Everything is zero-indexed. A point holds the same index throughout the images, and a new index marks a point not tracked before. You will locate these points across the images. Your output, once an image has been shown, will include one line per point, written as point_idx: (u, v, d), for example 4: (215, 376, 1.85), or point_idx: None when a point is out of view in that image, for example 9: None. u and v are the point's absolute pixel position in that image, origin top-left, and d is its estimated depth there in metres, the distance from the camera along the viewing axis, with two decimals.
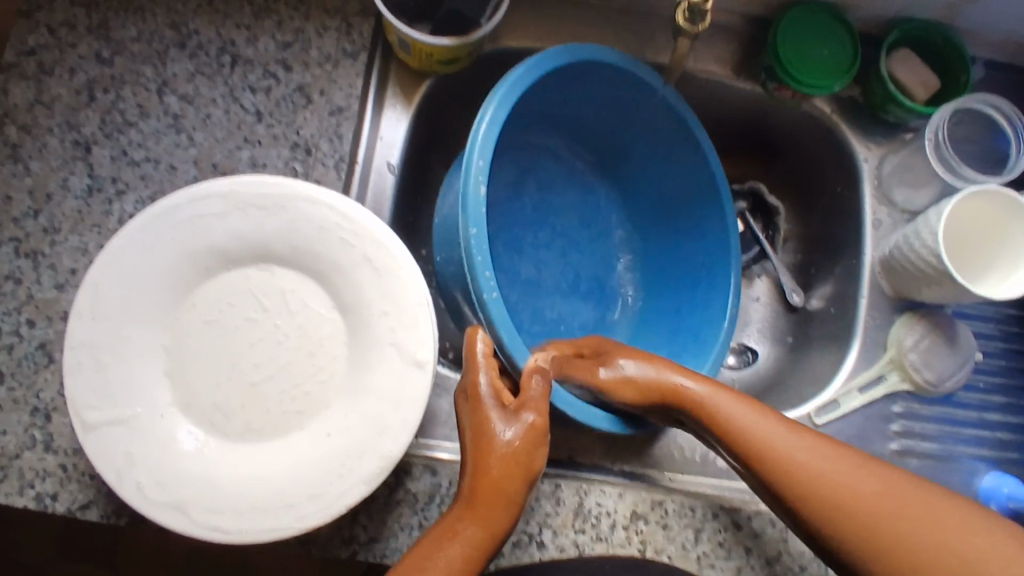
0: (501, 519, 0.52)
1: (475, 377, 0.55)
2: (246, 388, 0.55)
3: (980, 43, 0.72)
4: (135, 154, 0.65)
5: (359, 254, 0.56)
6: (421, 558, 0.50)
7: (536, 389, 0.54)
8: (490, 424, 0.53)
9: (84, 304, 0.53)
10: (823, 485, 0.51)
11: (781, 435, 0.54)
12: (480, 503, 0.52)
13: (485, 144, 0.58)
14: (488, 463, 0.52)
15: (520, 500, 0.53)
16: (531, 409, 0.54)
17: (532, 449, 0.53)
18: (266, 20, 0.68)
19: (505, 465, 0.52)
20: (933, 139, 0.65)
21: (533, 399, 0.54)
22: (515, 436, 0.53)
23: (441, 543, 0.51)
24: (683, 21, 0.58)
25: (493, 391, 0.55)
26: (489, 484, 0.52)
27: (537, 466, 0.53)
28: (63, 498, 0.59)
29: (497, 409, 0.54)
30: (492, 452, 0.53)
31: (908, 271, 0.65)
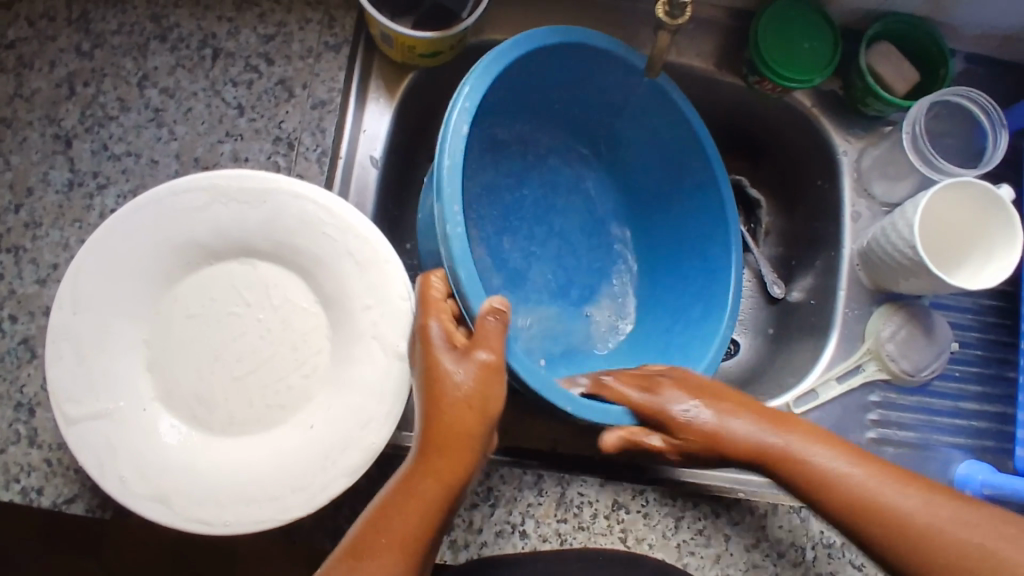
0: (456, 468, 0.51)
1: (425, 321, 0.53)
2: (228, 381, 0.56)
3: (961, 37, 0.72)
4: (116, 148, 0.64)
5: (342, 247, 0.56)
6: (377, 523, 0.49)
7: (490, 329, 0.52)
8: (443, 367, 0.52)
9: (67, 297, 0.54)
10: (875, 511, 0.51)
11: (833, 469, 0.53)
12: (436, 452, 0.51)
13: (458, 129, 0.56)
14: (442, 409, 0.51)
15: (479, 447, 0.52)
16: (485, 348, 0.52)
17: (488, 390, 0.52)
18: (248, 13, 0.67)
19: (458, 408, 0.51)
20: (910, 133, 0.66)
21: (487, 338, 0.52)
22: (467, 377, 0.52)
23: (397, 502, 0.50)
24: (662, 13, 0.58)
25: (446, 335, 0.53)
26: (443, 429, 0.51)
27: (495, 406, 0.52)
28: (48, 492, 0.59)
29: (449, 351, 0.52)
30: (446, 396, 0.52)
31: (886, 263, 0.66)
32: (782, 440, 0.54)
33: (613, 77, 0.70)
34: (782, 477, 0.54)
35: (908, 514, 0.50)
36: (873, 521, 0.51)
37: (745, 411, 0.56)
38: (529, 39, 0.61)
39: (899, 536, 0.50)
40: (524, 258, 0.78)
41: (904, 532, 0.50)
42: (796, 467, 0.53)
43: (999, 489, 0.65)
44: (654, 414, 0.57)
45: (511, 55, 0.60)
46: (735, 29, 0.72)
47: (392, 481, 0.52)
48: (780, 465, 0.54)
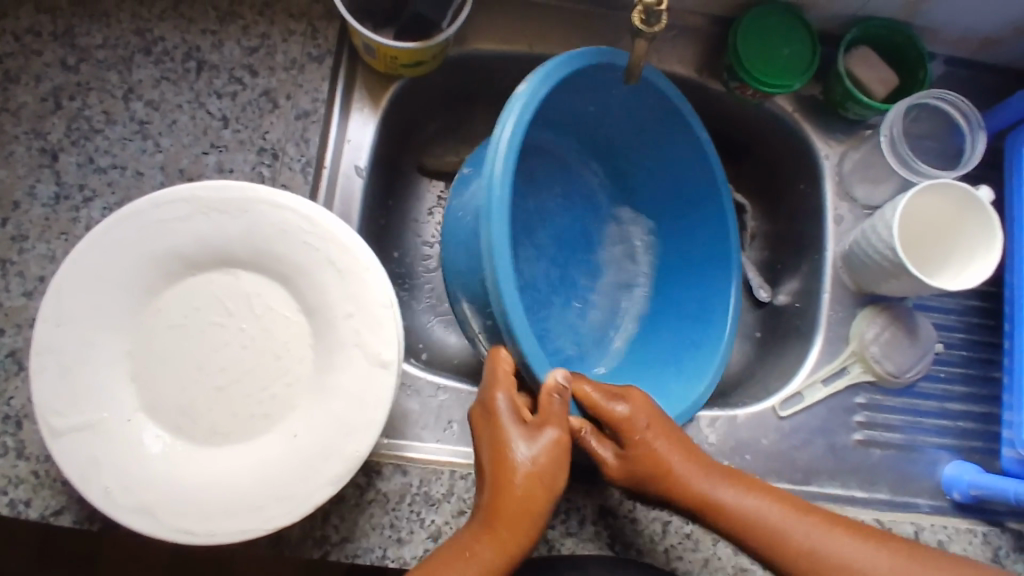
0: (518, 544, 0.52)
1: (493, 396, 0.57)
2: (211, 391, 0.56)
3: (939, 40, 0.73)
4: (102, 161, 0.65)
5: (323, 256, 0.56)
6: (434, 574, 0.50)
7: (557, 406, 0.56)
8: (510, 442, 0.55)
9: (50, 311, 0.54)
10: (807, 553, 0.54)
11: (780, 515, 0.56)
12: (501, 524, 0.52)
13: (505, 170, 0.55)
14: (510, 485, 0.53)
15: (542, 524, 0.54)
16: (553, 425, 0.56)
17: (554, 471, 0.55)
18: (231, 25, 0.68)
19: (529, 485, 0.54)
20: (888, 136, 0.66)
21: (554, 416, 0.56)
22: (537, 454, 0.55)
23: (455, 566, 0.51)
24: (639, 21, 0.58)
25: (513, 410, 0.56)
26: (512, 504, 0.53)
27: (558, 487, 0.54)
28: (35, 504, 0.59)
29: (520, 427, 0.55)
30: (514, 472, 0.54)
31: (867, 265, 0.67)
32: (736, 497, 0.56)
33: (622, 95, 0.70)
34: (707, 517, 0.57)
35: (848, 557, 0.54)
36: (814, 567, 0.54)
37: (670, 437, 0.58)
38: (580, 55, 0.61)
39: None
40: (539, 270, 0.76)
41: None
42: (717, 508, 0.56)
43: (986, 489, 0.65)
44: (630, 431, 0.57)
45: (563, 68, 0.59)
46: (714, 35, 0.73)
47: (448, 544, 0.53)
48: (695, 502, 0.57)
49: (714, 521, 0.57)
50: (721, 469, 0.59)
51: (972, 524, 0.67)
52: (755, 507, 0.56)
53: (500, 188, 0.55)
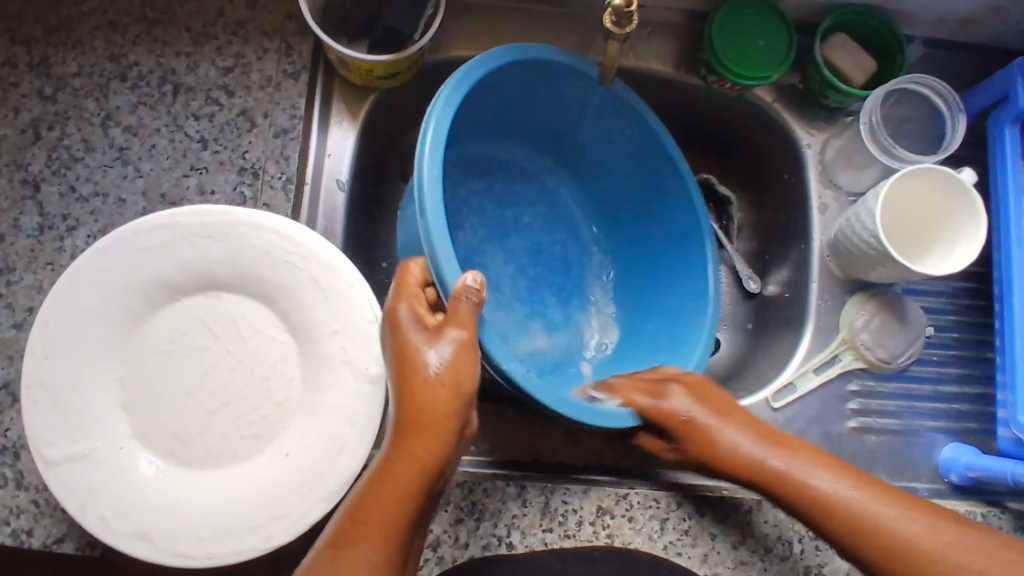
0: (433, 450, 0.51)
1: (394, 305, 0.54)
2: (203, 416, 0.56)
3: (917, 23, 0.73)
4: (84, 189, 0.65)
5: (306, 276, 0.57)
6: (358, 507, 0.50)
7: (464, 307, 0.52)
8: (411, 344, 0.52)
9: (39, 344, 0.54)
10: (829, 512, 0.55)
11: (817, 480, 0.56)
12: (413, 436, 0.51)
13: (432, 176, 0.54)
14: (415, 389, 0.52)
15: (455, 425, 0.52)
16: (456, 326, 0.52)
17: (458, 370, 0.52)
18: (206, 46, 0.68)
19: (430, 388, 0.51)
20: (868, 123, 0.66)
21: (458, 316, 0.52)
22: (442, 357, 0.52)
23: (374, 488, 0.50)
24: (609, 24, 0.58)
25: (414, 316, 0.54)
26: (417, 410, 0.51)
27: (467, 380, 0.52)
28: (38, 533, 0.60)
29: (419, 331, 0.53)
30: (417, 375, 0.52)
31: (854, 254, 0.66)
32: (779, 459, 0.58)
33: (566, 98, 0.71)
34: (741, 473, 0.59)
35: (905, 534, 0.53)
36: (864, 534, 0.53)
37: (808, 457, 0.58)
38: (516, 50, 0.62)
39: (845, 518, 0.54)
40: (504, 273, 0.78)
41: (891, 548, 0.52)
42: (745, 465, 0.58)
43: (982, 471, 0.65)
44: (671, 423, 0.61)
45: (484, 69, 0.60)
46: (689, 30, 0.72)
47: (370, 469, 0.52)
48: (693, 433, 0.60)
49: (734, 473, 0.59)
50: (801, 444, 0.59)
51: (971, 506, 0.67)
52: (792, 464, 0.57)
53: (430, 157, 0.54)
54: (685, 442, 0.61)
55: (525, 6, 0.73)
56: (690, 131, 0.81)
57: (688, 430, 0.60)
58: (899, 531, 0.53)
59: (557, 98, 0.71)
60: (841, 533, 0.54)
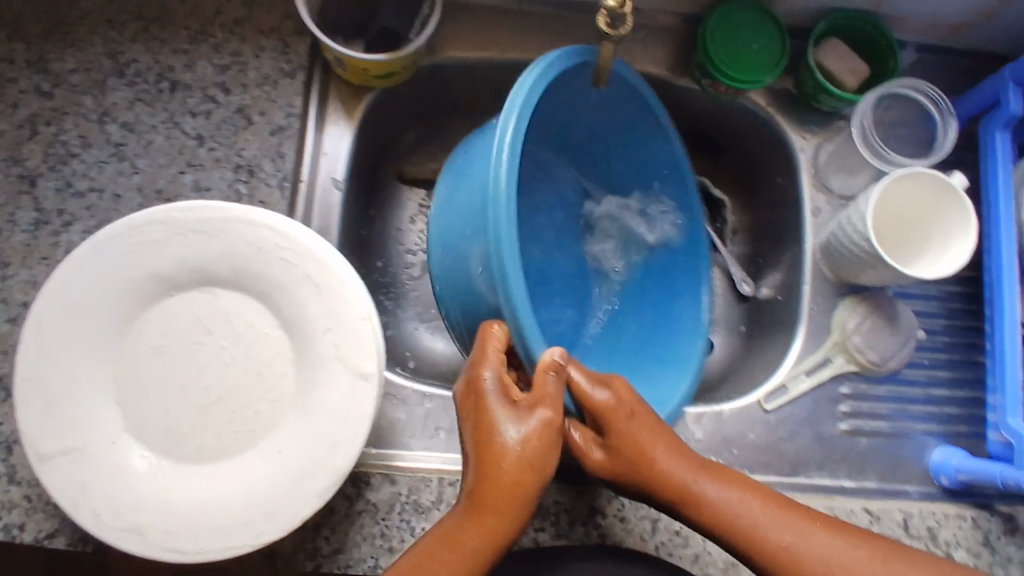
0: (508, 528, 0.52)
1: (479, 373, 0.54)
2: (195, 411, 0.56)
3: (909, 28, 0.73)
4: (80, 185, 0.65)
5: (300, 273, 0.57)
6: (420, 572, 0.50)
7: (553, 386, 0.53)
8: (498, 423, 0.53)
9: (32, 338, 0.55)
10: (751, 537, 0.54)
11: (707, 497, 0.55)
12: (488, 508, 0.52)
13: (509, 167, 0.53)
14: (499, 469, 0.52)
15: (531, 505, 0.53)
16: (547, 407, 0.53)
17: (545, 452, 0.53)
18: (203, 44, 0.68)
19: (518, 469, 0.52)
20: (859, 128, 0.67)
21: (550, 397, 0.53)
22: (529, 436, 0.52)
23: (443, 556, 0.51)
24: (604, 26, 0.59)
25: (500, 388, 0.54)
26: (501, 489, 0.52)
27: (549, 463, 0.53)
28: (29, 528, 0.60)
29: (507, 407, 0.53)
30: (505, 456, 0.52)
31: (845, 256, 0.67)
32: (669, 461, 0.56)
33: (623, 95, 0.69)
34: (640, 481, 0.56)
35: (824, 553, 0.53)
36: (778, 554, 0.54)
37: (683, 455, 0.57)
38: (577, 54, 0.60)
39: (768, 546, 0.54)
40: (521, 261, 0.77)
41: None
42: (654, 472, 0.56)
43: (972, 474, 0.65)
44: (613, 417, 0.56)
45: (556, 70, 0.58)
46: (684, 33, 0.73)
47: (435, 536, 0.53)
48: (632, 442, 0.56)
49: (643, 482, 0.56)
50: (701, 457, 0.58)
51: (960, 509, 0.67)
52: (700, 484, 0.56)
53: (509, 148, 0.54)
54: (611, 437, 0.56)
55: (521, 9, 0.73)
56: (683, 134, 0.81)
57: (636, 456, 0.56)
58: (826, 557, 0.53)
59: (599, 93, 0.70)
60: (753, 547, 0.54)
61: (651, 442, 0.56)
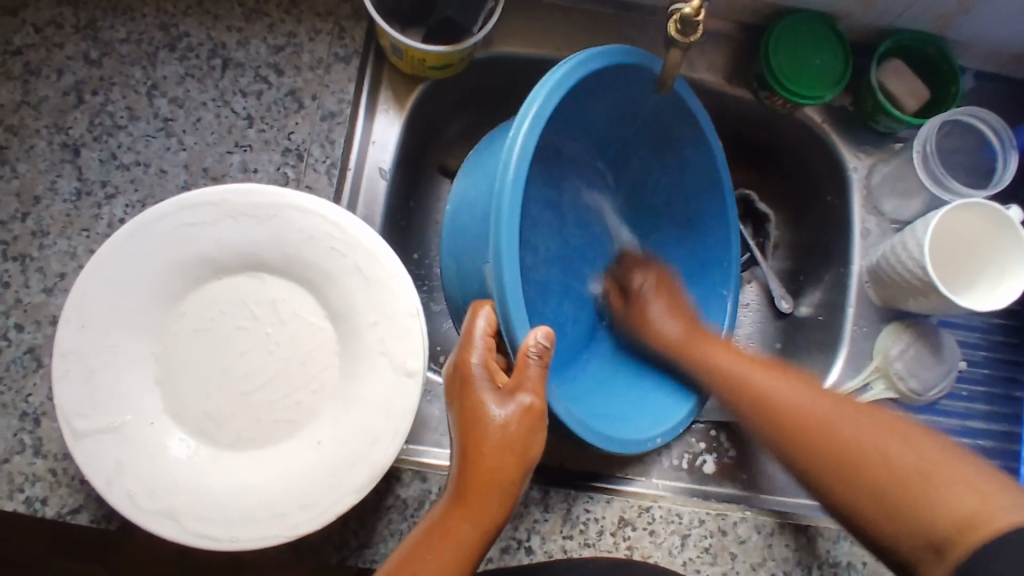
0: (493, 514, 0.50)
1: (467, 358, 0.54)
2: (236, 397, 0.56)
3: (973, 54, 0.72)
4: (124, 158, 0.64)
5: (350, 263, 0.56)
6: (411, 558, 0.48)
7: (532, 369, 0.52)
8: (482, 405, 0.52)
9: (74, 312, 0.54)
10: (807, 422, 0.54)
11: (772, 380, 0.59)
12: (473, 496, 0.50)
13: (523, 147, 0.55)
14: (482, 452, 0.51)
15: (516, 489, 0.51)
16: (526, 390, 0.52)
17: (527, 433, 0.51)
18: (257, 23, 0.67)
19: (499, 451, 0.50)
20: (921, 152, 0.66)
21: (529, 381, 0.52)
22: (510, 418, 0.51)
23: (432, 544, 0.49)
24: (674, 32, 0.58)
25: (485, 372, 0.53)
26: (482, 473, 0.50)
27: (533, 447, 0.51)
28: (53, 503, 0.59)
29: (492, 391, 0.52)
30: (485, 439, 0.51)
31: (895, 283, 0.66)
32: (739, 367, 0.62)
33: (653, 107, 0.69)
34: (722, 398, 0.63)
35: (843, 431, 0.51)
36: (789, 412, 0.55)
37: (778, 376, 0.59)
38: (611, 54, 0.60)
39: (807, 438, 0.53)
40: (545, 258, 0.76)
41: (836, 440, 0.51)
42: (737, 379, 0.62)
43: None
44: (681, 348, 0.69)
45: (585, 69, 0.58)
46: (745, 43, 0.72)
47: (423, 526, 0.51)
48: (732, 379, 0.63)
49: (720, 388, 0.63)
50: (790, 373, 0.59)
51: None
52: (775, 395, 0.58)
53: (524, 125, 0.55)
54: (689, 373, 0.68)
55: (581, 8, 0.72)
56: (732, 144, 0.80)
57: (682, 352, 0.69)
58: (864, 435, 0.50)
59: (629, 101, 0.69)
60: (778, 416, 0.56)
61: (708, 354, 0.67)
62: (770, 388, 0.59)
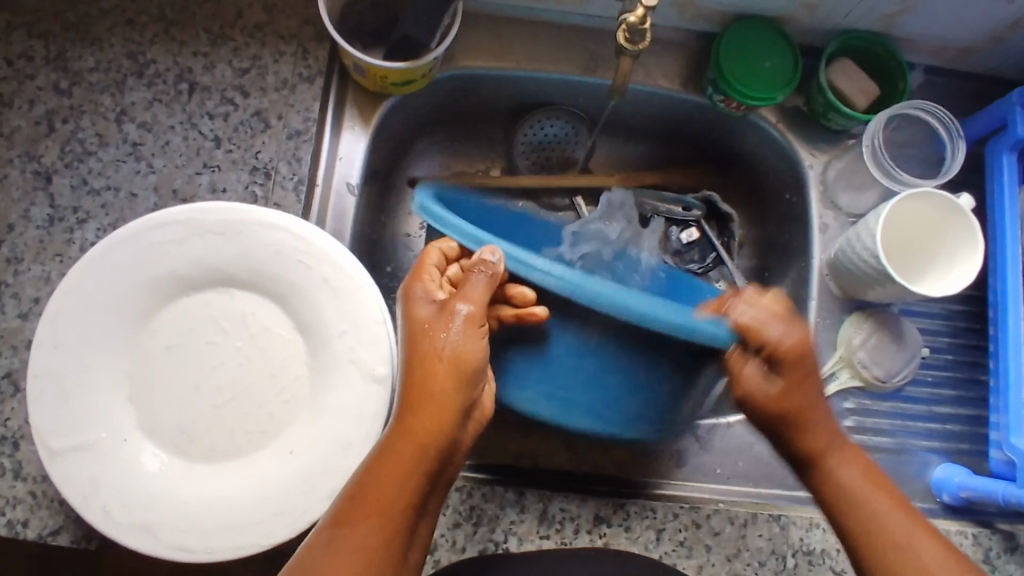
0: (434, 424, 0.50)
1: (410, 285, 0.55)
2: (207, 410, 0.57)
3: (920, 50, 0.74)
4: (96, 183, 0.66)
5: (317, 275, 0.57)
6: (360, 483, 0.49)
7: (476, 279, 0.51)
8: (421, 322, 0.53)
9: (46, 333, 0.55)
10: (855, 500, 0.52)
11: (844, 470, 0.53)
12: (414, 412, 0.51)
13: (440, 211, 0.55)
14: (420, 365, 0.51)
15: (455, 399, 0.51)
16: (463, 300, 0.52)
17: (464, 344, 0.51)
18: (222, 47, 0.69)
19: (433, 364, 0.51)
20: (869, 146, 0.68)
21: (469, 291, 0.51)
22: (448, 333, 0.51)
23: (376, 469, 0.49)
24: (623, 40, 0.61)
25: (428, 295, 0.54)
26: (421, 387, 0.51)
27: (466, 352, 0.51)
28: (34, 525, 0.60)
29: (432, 312, 0.53)
30: (425, 354, 0.52)
31: (853, 273, 0.68)
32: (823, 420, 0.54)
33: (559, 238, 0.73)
34: (789, 445, 0.54)
35: (908, 549, 0.49)
36: (875, 531, 0.50)
37: (852, 452, 0.54)
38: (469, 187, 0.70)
39: (859, 526, 0.51)
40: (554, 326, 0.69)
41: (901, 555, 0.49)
42: (813, 434, 0.53)
43: (975, 491, 0.66)
44: (794, 371, 0.52)
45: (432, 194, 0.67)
46: (698, 49, 0.74)
47: (373, 451, 0.51)
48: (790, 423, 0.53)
49: (794, 432, 0.54)
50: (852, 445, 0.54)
51: (962, 524, 0.68)
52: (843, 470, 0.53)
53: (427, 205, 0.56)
54: (788, 378, 0.53)
55: (539, 21, 0.74)
56: (693, 148, 0.82)
57: (792, 410, 0.53)
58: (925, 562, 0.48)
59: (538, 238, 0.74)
60: (850, 518, 0.51)
61: (812, 401, 0.53)
62: (829, 450, 0.53)
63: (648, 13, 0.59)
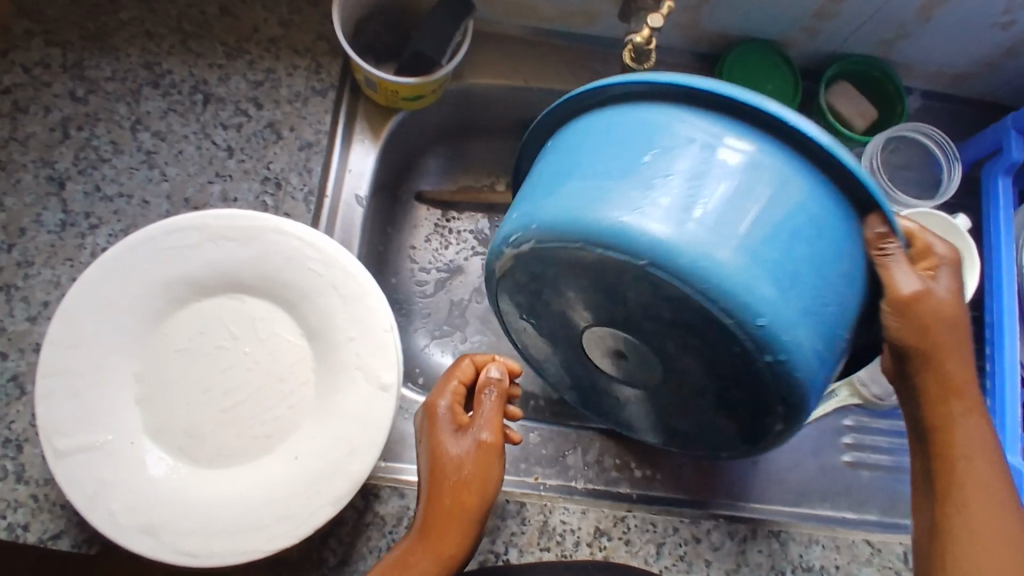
0: (453, 544, 0.53)
1: (435, 401, 0.58)
2: (215, 415, 0.57)
3: (917, 76, 0.77)
4: (109, 189, 0.66)
5: (327, 282, 0.58)
6: None
7: (487, 405, 0.56)
8: (443, 448, 0.56)
9: (59, 334, 0.55)
10: (956, 444, 0.50)
11: (964, 419, 0.50)
12: (434, 530, 0.53)
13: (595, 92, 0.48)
14: (442, 493, 0.54)
15: (474, 521, 0.54)
16: (484, 426, 0.56)
17: (483, 473, 0.54)
18: (237, 60, 0.70)
19: (455, 492, 0.54)
20: (869, 167, 0.70)
21: (484, 417, 0.56)
22: (468, 461, 0.55)
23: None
24: (629, 60, 0.62)
25: (451, 415, 0.57)
26: (442, 511, 0.54)
27: (491, 483, 0.55)
28: (35, 528, 0.59)
29: (450, 432, 0.56)
30: (445, 481, 0.55)
31: None
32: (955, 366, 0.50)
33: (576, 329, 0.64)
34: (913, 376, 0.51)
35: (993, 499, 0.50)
36: (961, 480, 0.50)
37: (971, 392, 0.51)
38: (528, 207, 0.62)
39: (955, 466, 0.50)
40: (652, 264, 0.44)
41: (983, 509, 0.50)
42: (943, 373, 0.50)
43: None
44: (950, 307, 0.48)
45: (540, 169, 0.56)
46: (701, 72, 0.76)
47: (392, 555, 0.54)
48: (926, 359, 0.49)
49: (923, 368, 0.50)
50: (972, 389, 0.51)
51: None
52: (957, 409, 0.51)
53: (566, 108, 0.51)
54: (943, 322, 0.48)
55: (546, 41, 0.76)
56: None
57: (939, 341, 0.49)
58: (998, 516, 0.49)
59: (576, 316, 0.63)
60: (951, 452, 0.50)
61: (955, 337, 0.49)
62: (958, 389, 0.50)
63: (654, 34, 0.60)
